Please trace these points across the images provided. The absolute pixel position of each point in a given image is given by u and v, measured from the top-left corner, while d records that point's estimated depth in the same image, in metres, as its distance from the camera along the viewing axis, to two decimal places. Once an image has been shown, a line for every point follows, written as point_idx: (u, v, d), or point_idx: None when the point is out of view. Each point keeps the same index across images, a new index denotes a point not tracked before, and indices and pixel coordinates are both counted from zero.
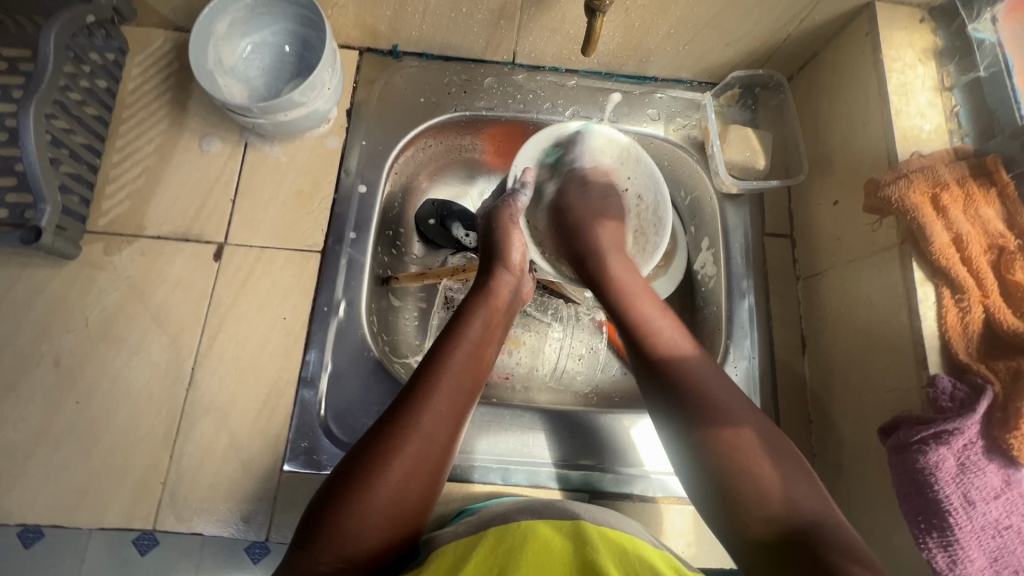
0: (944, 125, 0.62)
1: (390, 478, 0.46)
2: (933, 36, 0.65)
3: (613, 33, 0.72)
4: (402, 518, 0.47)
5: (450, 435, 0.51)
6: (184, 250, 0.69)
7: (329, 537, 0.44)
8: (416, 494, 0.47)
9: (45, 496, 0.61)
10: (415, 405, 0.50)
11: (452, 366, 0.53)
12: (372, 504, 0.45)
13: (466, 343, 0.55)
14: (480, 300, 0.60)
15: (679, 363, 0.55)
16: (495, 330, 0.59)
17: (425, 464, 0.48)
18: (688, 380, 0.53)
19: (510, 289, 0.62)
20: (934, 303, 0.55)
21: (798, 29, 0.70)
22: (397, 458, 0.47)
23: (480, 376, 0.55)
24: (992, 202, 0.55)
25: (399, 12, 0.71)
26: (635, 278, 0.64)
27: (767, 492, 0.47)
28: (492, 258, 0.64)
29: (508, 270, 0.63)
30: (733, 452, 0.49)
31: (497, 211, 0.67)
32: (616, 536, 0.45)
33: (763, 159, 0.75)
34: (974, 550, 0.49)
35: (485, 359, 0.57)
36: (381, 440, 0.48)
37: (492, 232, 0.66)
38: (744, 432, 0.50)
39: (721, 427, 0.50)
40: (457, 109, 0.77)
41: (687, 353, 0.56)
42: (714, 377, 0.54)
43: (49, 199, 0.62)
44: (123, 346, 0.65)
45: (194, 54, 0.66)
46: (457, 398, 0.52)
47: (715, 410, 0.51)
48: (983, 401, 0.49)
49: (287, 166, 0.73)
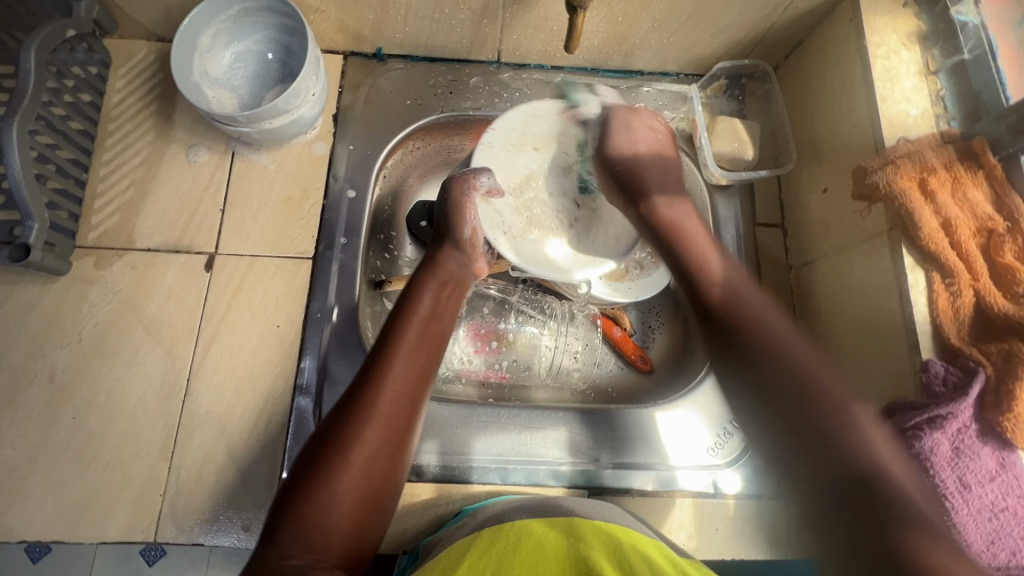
0: (931, 109, 0.61)
1: (352, 462, 0.47)
2: (917, 20, 0.65)
3: (597, 28, 0.71)
4: (370, 501, 0.47)
5: (409, 415, 0.51)
6: (175, 261, 0.69)
7: (296, 529, 0.44)
8: (381, 476, 0.48)
9: (45, 513, 0.61)
10: (369, 387, 0.50)
11: (404, 344, 0.54)
12: (336, 492, 0.45)
13: (416, 320, 0.56)
14: (430, 277, 0.61)
15: (731, 304, 0.57)
16: (449, 303, 0.60)
17: (387, 448, 0.49)
18: (750, 327, 0.55)
19: (458, 265, 0.64)
20: (925, 289, 0.55)
21: (782, 18, 0.70)
22: (357, 444, 0.47)
23: (435, 351, 0.56)
24: (980, 184, 0.55)
25: (381, 15, 0.71)
26: (695, 223, 0.64)
27: (820, 433, 0.47)
28: (444, 236, 0.65)
29: (457, 248, 0.64)
30: (781, 379, 0.51)
31: (457, 178, 0.66)
32: (617, 536, 0.44)
33: (751, 149, 0.75)
34: (972, 534, 0.48)
35: (440, 334, 0.57)
36: (338, 427, 0.48)
37: (444, 206, 0.65)
38: (795, 365, 0.51)
39: (772, 362, 0.52)
40: (443, 110, 0.77)
41: (745, 302, 0.57)
42: (764, 308, 0.56)
43: (37, 216, 0.62)
44: (117, 360, 0.65)
45: (178, 67, 0.66)
46: (411, 375, 0.52)
47: (773, 338, 0.53)
48: (975, 384, 0.49)
49: (275, 173, 0.73)
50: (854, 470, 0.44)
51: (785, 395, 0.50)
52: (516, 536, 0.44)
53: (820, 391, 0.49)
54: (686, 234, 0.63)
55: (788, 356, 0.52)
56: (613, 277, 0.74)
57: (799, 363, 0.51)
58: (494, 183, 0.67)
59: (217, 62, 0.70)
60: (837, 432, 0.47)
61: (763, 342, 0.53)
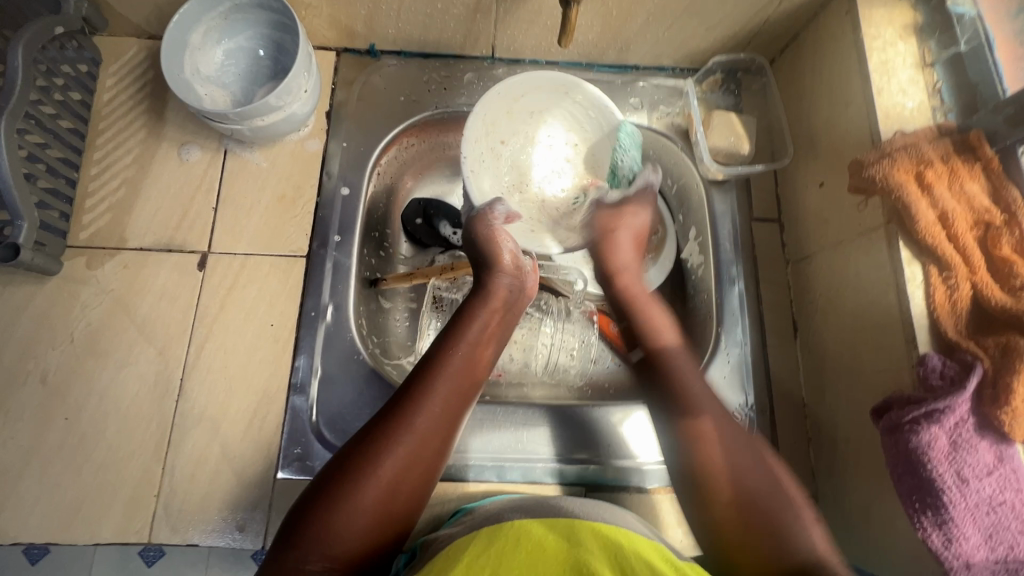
0: (928, 101, 0.61)
1: (383, 476, 0.47)
2: (914, 12, 0.64)
3: (591, 23, 0.71)
4: (393, 517, 0.47)
5: (445, 439, 0.51)
6: (168, 260, 0.68)
7: (315, 534, 0.44)
8: (409, 494, 0.48)
9: (39, 515, 0.60)
10: (409, 405, 0.51)
11: (448, 366, 0.54)
12: (360, 503, 0.46)
13: (461, 345, 0.56)
14: (482, 306, 0.60)
15: (664, 360, 0.61)
16: (495, 328, 0.60)
17: (418, 467, 0.49)
18: (676, 381, 0.59)
19: (509, 290, 0.62)
20: (922, 282, 0.55)
21: (778, 11, 0.70)
22: (390, 459, 0.48)
23: (476, 377, 0.56)
24: (977, 177, 0.55)
25: (373, 10, 0.70)
26: (636, 280, 0.69)
27: (749, 524, 0.50)
28: (482, 264, 0.63)
29: (503, 271, 0.63)
30: (709, 459, 0.54)
31: (477, 215, 0.65)
32: (616, 538, 0.43)
33: (747, 144, 0.74)
34: (969, 527, 0.48)
35: (482, 361, 0.57)
36: (372, 440, 0.49)
37: (473, 243, 0.64)
38: (705, 421, 0.55)
39: (687, 417, 0.56)
40: (437, 106, 0.77)
41: (673, 357, 0.61)
42: (688, 367, 0.60)
43: (26, 215, 0.61)
44: (109, 360, 0.65)
45: (168, 64, 0.65)
46: (453, 398, 0.53)
47: (685, 401, 0.57)
48: (972, 377, 0.48)
49: (267, 171, 0.72)
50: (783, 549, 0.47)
51: (696, 450, 0.54)
52: (512, 537, 0.43)
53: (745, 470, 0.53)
54: (630, 291, 0.67)
55: (720, 470, 0.53)
56: None
57: (726, 444, 0.54)
58: (510, 209, 0.66)
59: (208, 59, 0.69)
60: (759, 499, 0.51)
61: (683, 397, 0.57)
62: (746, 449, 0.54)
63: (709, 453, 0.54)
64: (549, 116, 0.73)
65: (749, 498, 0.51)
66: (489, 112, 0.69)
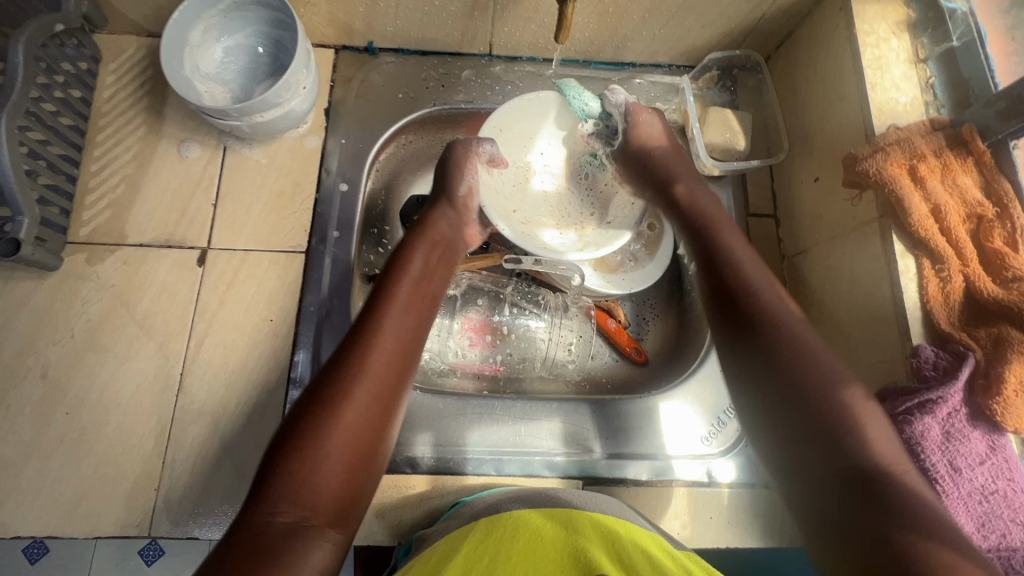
0: (920, 97, 0.62)
1: (341, 417, 0.47)
2: (907, 8, 0.65)
3: (588, 20, 0.71)
4: (358, 459, 0.47)
5: (401, 373, 0.52)
6: (168, 256, 0.69)
7: (285, 482, 0.43)
8: (373, 431, 0.48)
9: (39, 509, 0.61)
10: (361, 344, 0.51)
11: (392, 305, 0.55)
12: (325, 444, 0.45)
13: (408, 282, 0.57)
14: (421, 237, 0.63)
15: (757, 291, 0.56)
16: (439, 265, 0.61)
17: (378, 403, 0.49)
18: (773, 318, 0.54)
19: (449, 226, 0.66)
20: (915, 275, 0.56)
21: (773, 8, 0.70)
22: (346, 401, 0.47)
23: (426, 312, 0.57)
24: (969, 170, 0.55)
25: (371, 8, 0.71)
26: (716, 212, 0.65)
27: (816, 441, 0.47)
28: (440, 196, 0.67)
29: (449, 208, 0.66)
30: (818, 394, 0.49)
31: (460, 145, 0.68)
32: (614, 529, 0.44)
33: (743, 139, 0.75)
34: (962, 517, 0.48)
35: (430, 295, 0.59)
36: (325, 385, 0.48)
37: (445, 165, 0.68)
38: (830, 366, 0.50)
39: (801, 353, 0.51)
40: (435, 103, 0.77)
41: (778, 293, 0.55)
42: (818, 340, 0.52)
43: (27, 211, 0.62)
44: (110, 355, 0.65)
45: (168, 61, 0.66)
46: (400, 334, 0.53)
47: (828, 371, 0.50)
48: (965, 368, 0.49)
49: (266, 168, 0.73)
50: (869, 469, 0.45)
51: (807, 384, 0.50)
52: (510, 526, 0.43)
53: (847, 404, 0.48)
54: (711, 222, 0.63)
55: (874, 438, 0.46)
56: (605, 269, 0.77)
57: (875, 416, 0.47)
58: (496, 151, 0.69)
59: (208, 56, 0.70)
60: (862, 428, 0.47)
61: (782, 330, 0.53)
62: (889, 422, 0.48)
63: (822, 386, 0.49)
64: (544, 126, 0.75)
65: (888, 469, 0.45)
66: (505, 119, 0.72)
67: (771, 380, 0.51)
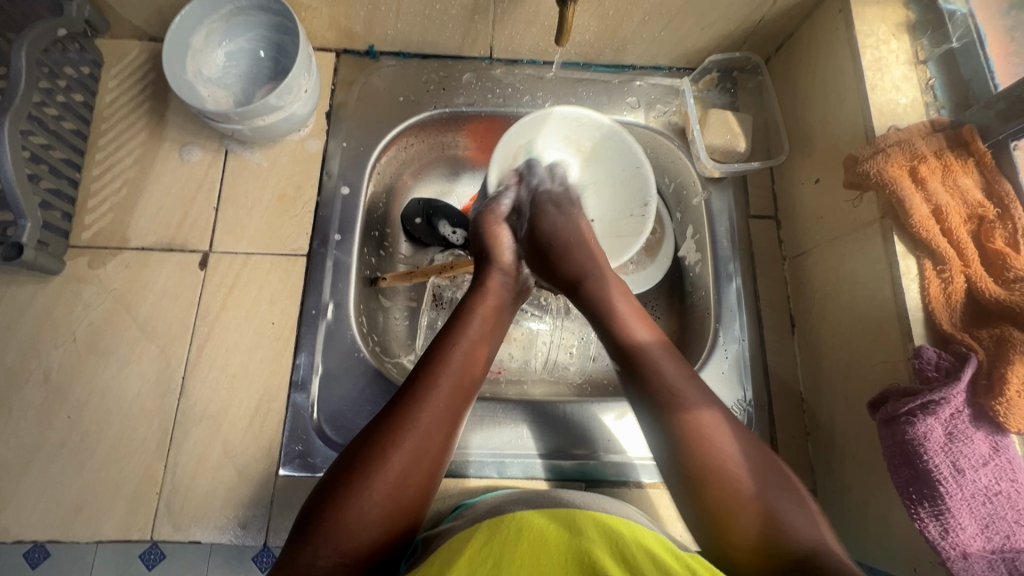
0: (921, 98, 0.62)
1: (389, 471, 0.46)
2: (907, 10, 0.65)
3: (588, 23, 0.72)
4: (399, 517, 0.46)
5: (450, 432, 0.51)
6: (169, 259, 0.69)
7: (328, 531, 0.44)
8: (416, 489, 0.48)
9: (41, 514, 0.60)
10: (414, 399, 0.50)
11: (451, 362, 0.54)
12: (370, 498, 0.45)
13: (463, 339, 0.56)
14: (480, 299, 0.61)
15: (639, 349, 0.56)
16: (495, 326, 0.60)
17: (425, 460, 0.48)
18: (655, 371, 0.54)
19: (504, 287, 0.63)
20: (917, 277, 0.56)
21: (773, 10, 0.70)
22: (396, 453, 0.47)
23: (479, 372, 0.56)
24: (970, 171, 0.55)
25: (372, 12, 0.71)
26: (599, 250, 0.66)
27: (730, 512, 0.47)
28: (485, 261, 0.65)
29: (500, 270, 0.64)
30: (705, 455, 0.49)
31: (481, 215, 0.68)
32: (618, 530, 0.43)
33: (743, 141, 0.75)
34: (966, 518, 0.48)
35: (483, 356, 0.57)
36: (378, 436, 0.48)
37: (480, 237, 0.67)
38: (703, 414, 0.51)
39: (681, 412, 0.51)
40: (436, 106, 0.77)
41: (647, 343, 0.56)
42: (677, 369, 0.54)
43: (29, 215, 0.62)
44: (112, 359, 0.65)
45: (171, 66, 0.66)
46: (456, 395, 0.52)
47: (677, 398, 0.52)
48: (968, 368, 0.49)
49: (268, 171, 0.73)
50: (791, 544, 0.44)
51: (693, 442, 0.50)
52: (514, 527, 0.43)
53: (750, 470, 0.48)
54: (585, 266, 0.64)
55: (715, 457, 0.49)
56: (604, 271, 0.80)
57: (723, 437, 0.50)
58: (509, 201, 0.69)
59: (210, 61, 0.70)
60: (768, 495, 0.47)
61: (660, 384, 0.53)
62: (736, 434, 0.50)
63: (710, 446, 0.49)
64: (545, 141, 0.74)
65: (741, 483, 0.48)
66: (510, 148, 0.72)
67: (663, 442, 0.52)
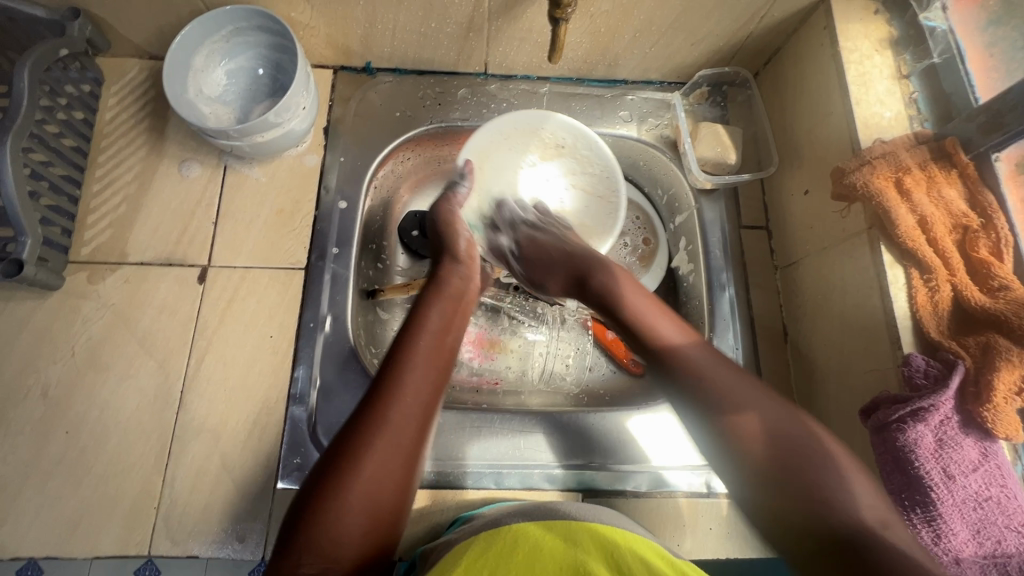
0: (905, 111, 0.63)
1: (363, 473, 0.46)
2: (889, 26, 0.67)
3: (580, 39, 0.73)
4: (379, 519, 0.46)
5: (421, 427, 0.50)
6: (168, 274, 0.70)
7: (308, 538, 0.44)
8: (393, 488, 0.47)
9: (38, 530, 0.60)
10: (381, 399, 0.50)
11: (416, 357, 0.53)
12: (346, 503, 0.45)
13: (427, 335, 0.56)
14: (439, 294, 0.60)
15: (675, 351, 0.54)
16: (459, 319, 0.60)
17: (398, 458, 0.48)
18: (690, 371, 0.52)
19: (461, 278, 0.63)
20: (904, 285, 0.57)
21: (760, 26, 0.72)
22: (368, 457, 0.47)
23: (447, 364, 0.55)
24: (954, 182, 0.57)
25: (370, 30, 0.72)
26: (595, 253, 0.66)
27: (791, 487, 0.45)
28: (443, 254, 0.65)
29: (457, 262, 0.64)
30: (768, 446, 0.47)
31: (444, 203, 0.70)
32: (610, 536, 0.44)
33: (734, 154, 0.76)
34: (957, 523, 0.49)
35: (450, 348, 0.57)
36: (350, 439, 0.48)
37: (438, 229, 0.68)
38: (752, 417, 0.48)
39: (729, 415, 0.49)
40: (433, 121, 0.79)
41: (685, 345, 0.54)
42: (713, 363, 0.52)
43: (29, 231, 0.62)
44: (110, 373, 0.66)
45: (171, 85, 0.67)
46: (425, 389, 0.52)
47: (725, 400, 0.49)
48: (955, 376, 0.50)
49: (266, 186, 0.74)
50: (834, 519, 0.43)
51: (745, 446, 0.48)
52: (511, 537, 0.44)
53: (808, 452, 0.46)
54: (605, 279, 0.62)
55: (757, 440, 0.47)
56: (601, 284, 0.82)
57: (769, 432, 0.48)
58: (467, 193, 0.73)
59: (211, 80, 0.72)
60: (818, 475, 0.45)
61: (701, 384, 0.51)
62: (787, 418, 0.48)
63: (767, 449, 0.47)
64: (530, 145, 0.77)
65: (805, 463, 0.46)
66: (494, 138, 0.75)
67: (718, 443, 0.49)
